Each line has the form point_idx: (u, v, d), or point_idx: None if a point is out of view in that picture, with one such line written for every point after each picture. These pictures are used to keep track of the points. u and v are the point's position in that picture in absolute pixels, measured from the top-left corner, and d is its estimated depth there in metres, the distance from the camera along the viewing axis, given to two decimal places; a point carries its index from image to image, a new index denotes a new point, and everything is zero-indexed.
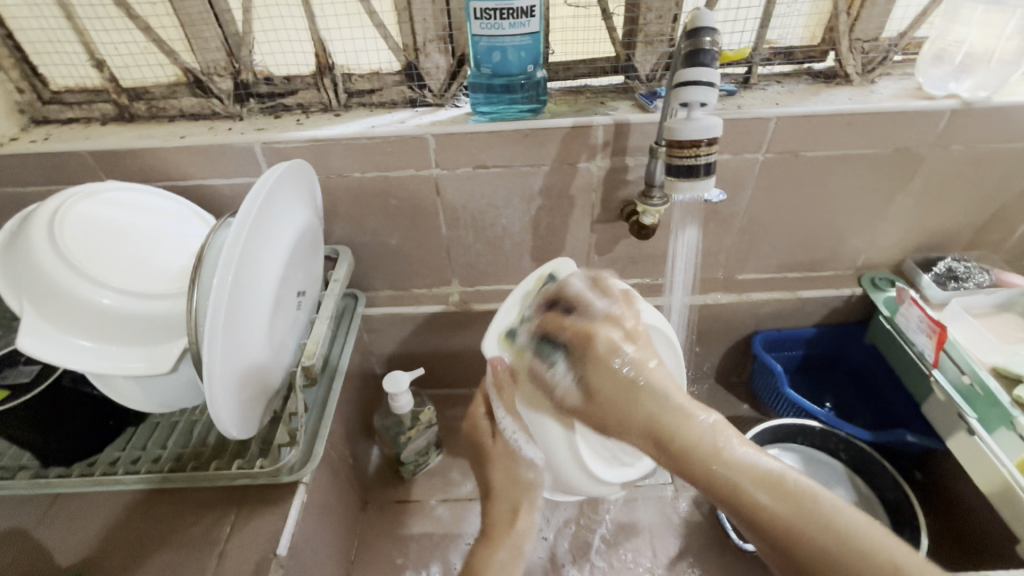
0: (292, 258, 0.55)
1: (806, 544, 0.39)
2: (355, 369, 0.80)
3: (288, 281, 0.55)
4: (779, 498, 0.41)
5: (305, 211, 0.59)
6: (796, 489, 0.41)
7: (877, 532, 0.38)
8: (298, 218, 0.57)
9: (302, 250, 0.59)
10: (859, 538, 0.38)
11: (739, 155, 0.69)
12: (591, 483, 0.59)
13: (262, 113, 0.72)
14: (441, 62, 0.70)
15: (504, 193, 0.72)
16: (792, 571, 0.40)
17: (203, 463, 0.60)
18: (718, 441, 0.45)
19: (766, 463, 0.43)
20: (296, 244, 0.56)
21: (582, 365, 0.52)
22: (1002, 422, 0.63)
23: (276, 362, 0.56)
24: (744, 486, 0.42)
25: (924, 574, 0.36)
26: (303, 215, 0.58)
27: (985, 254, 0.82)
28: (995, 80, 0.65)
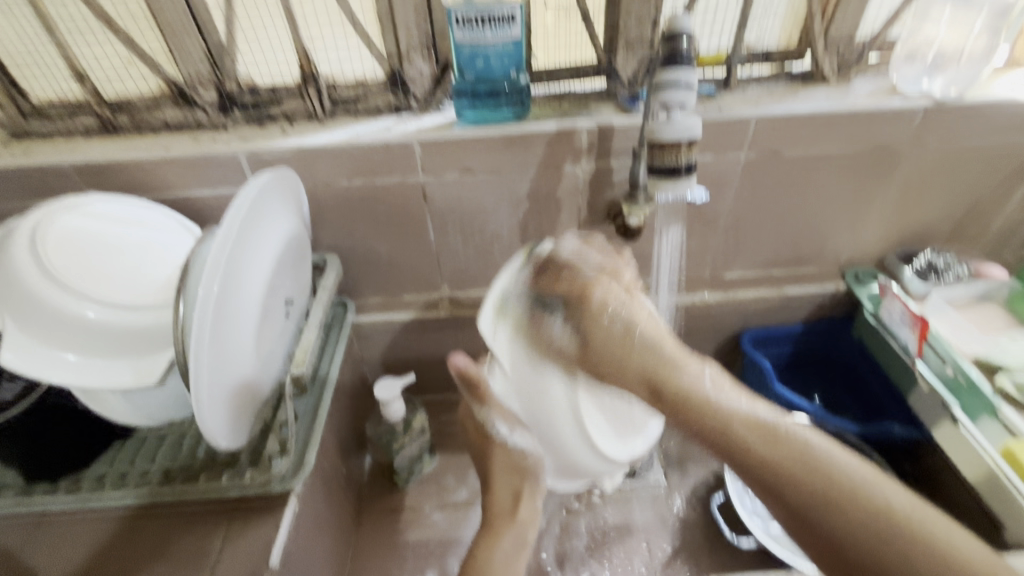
0: (278, 266, 0.56)
1: (810, 485, 0.39)
2: (346, 378, 0.79)
3: (275, 290, 0.56)
4: (769, 443, 0.42)
5: (290, 221, 0.59)
6: (784, 435, 0.42)
7: (866, 475, 0.39)
8: (282, 225, 0.57)
9: (289, 257, 0.58)
10: (867, 488, 0.38)
11: (721, 155, 0.70)
12: (600, 464, 0.57)
13: (247, 123, 0.72)
14: (425, 69, 0.71)
15: (491, 197, 0.73)
16: (785, 514, 0.41)
17: (192, 476, 0.59)
18: (709, 391, 0.46)
19: (760, 413, 0.44)
20: (282, 251, 0.56)
21: (579, 323, 0.52)
22: (985, 411, 0.65)
23: (265, 371, 0.55)
24: (737, 431, 0.43)
25: (911, 515, 0.37)
26: (288, 223, 0.58)
27: (964, 247, 0.83)
28: (965, 78, 0.67)
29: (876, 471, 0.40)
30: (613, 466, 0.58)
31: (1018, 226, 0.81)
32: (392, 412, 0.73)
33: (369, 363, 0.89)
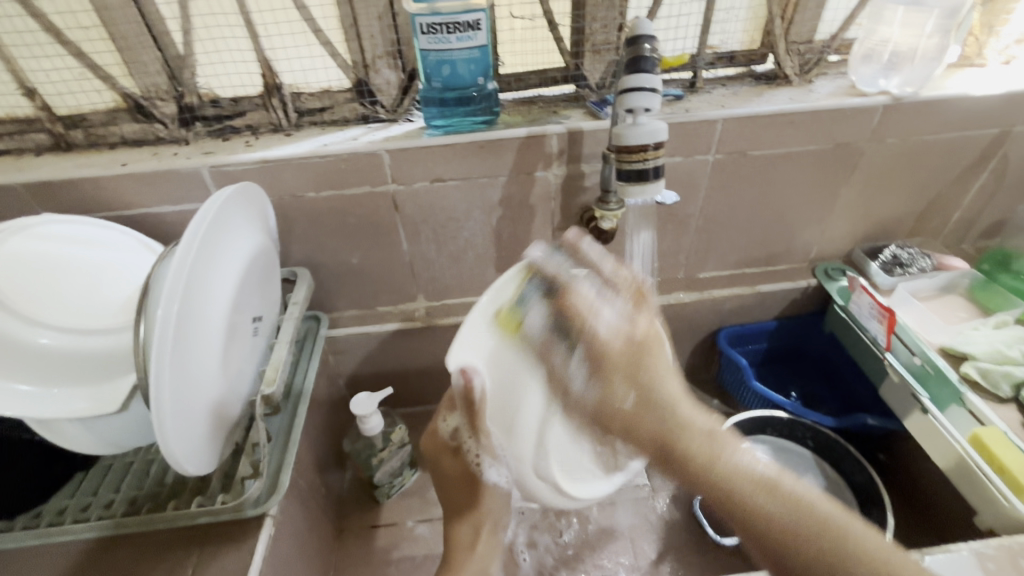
0: (244, 283, 0.54)
1: (810, 542, 0.42)
2: (322, 393, 0.78)
3: (242, 308, 0.54)
4: (795, 514, 0.43)
5: (256, 236, 0.57)
6: (816, 516, 0.42)
7: (881, 543, 0.42)
8: (248, 240, 0.55)
9: (255, 273, 0.57)
10: (885, 562, 0.40)
11: (690, 157, 0.70)
12: (558, 499, 0.57)
13: (210, 136, 0.70)
14: (392, 77, 0.70)
15: (464, 205, 0.72)
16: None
17: (160, 504, 0.57)
18: (714, 449, 0.46)
19: (763, 467, 0.46)
20: (248, 267, 0.55)
21: (595, 377, 0.50)
22: (953, 399, 0.66)
23: (234, 393, 0.54)
24: (758, 502, 0.43)
25: None
26: (253, 237, 0.57)
27: (927, 240, 0.86)
28: (920, 77, 0.69)
29: (885, 543, 0.42)
30: (569, 502, 0.58)
31: (976, 217, 0.84)
32: (370, 426, 0.72)
33: (346, 377, 0.87)
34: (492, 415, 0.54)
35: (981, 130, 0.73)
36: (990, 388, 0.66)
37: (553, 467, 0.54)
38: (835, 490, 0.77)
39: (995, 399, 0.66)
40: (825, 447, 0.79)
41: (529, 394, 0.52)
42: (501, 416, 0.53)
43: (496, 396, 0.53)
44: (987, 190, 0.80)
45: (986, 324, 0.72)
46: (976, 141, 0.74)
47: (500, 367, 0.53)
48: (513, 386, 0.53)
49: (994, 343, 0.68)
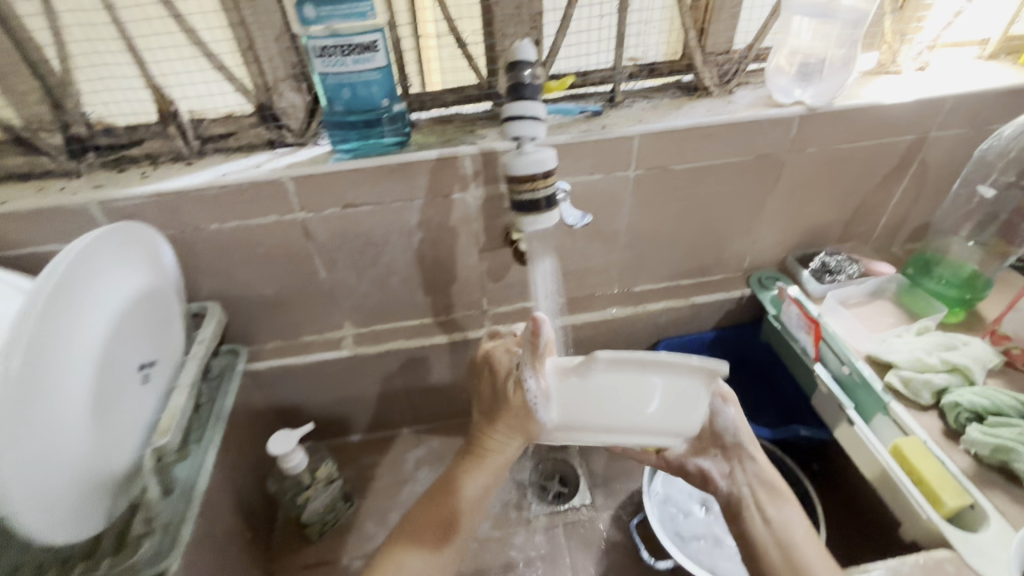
0: (121, 331, 0.51)
1: None
2: (243, 431, 0.74)
3: (121, 357, 0.51)
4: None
5: (142, 277, 0.54)
6: None
7: None
8: (128, 284, 0.52)
9: (140, 317, 0.54)
10: None
11: (611, 174, 0.69)
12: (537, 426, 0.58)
13: (104, 167, 0.65)
14: (297, 101, 0.67)
15: (381, 231, 0.70)
16: None
17: (46, 570, 0.53)
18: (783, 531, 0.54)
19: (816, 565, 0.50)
20: (127, 311, 0.52)
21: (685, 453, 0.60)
22: (878, 408, 0.66)
23: (111, 449, 0.50)
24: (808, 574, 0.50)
25: None
26: (137, 279, 0.54)
27: (856, 245, 0.86)
28: (832, 88, 0.69)
29: None
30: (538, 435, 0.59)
31: (902, 221, 0.85)
32: (292, 464, 0.70)
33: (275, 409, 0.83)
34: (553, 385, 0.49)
35: (899, 136, 0.73)
36: (911, 396, 0.65)
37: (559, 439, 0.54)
38: None
39: (916, 407, 0.65)
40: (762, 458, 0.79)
41: (602, 423, 0.47)
42: (577, 415, 0.49)
43: (599, 404, 0.47)
44: (910, 194, 0.81)
45: (908, 331, 0.72)
46: (895, 147, 0.75)
47: (620, 405, 0.46)
48: (596, 408, 0.47)
49: (915, 350, 0.67)
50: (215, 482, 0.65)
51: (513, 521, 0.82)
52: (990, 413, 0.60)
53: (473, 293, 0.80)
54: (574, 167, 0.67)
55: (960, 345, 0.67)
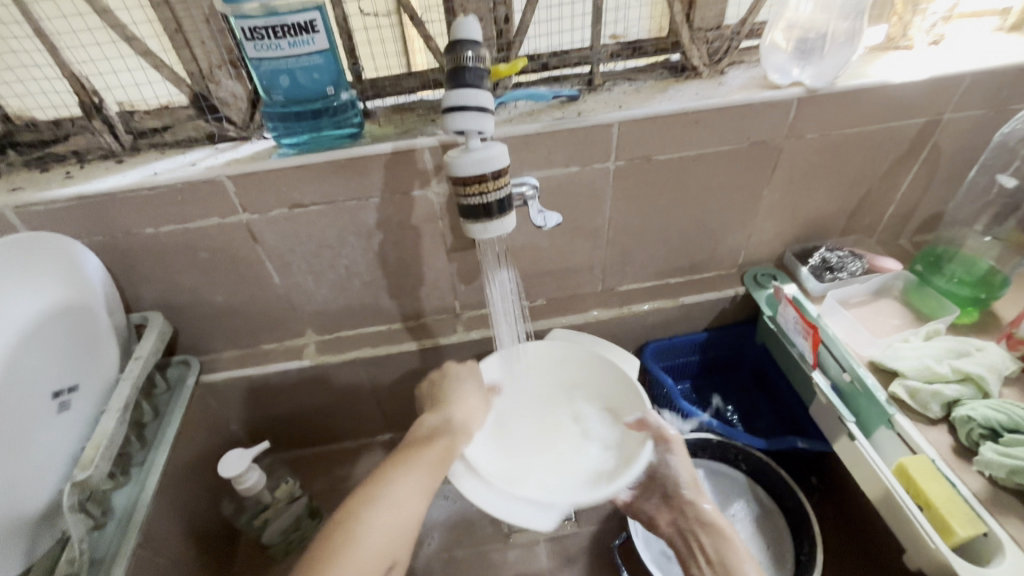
0: (12, 359, 0.46)
1: None
2: (196, 449, 0.69)
3: (18, 388, 0.46)
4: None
5: (43, 295, 0.49)
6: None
7: None
8: (20, 306, 0.47)
9: (44, 340, 0.49)
10: None
11: (588, 166, 0.63)
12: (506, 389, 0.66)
13: (27, 167, 0.59)
14: (238, 89, 0.60)
15: (336, 232, 0.63)
16: None
17: None
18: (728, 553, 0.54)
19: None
20: (21, 335, 0.47)
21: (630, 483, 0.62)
22: (881, 421, 0.61)
23: (22, 486, 0.45)
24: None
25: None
26: (41, 298, 0.49)
27: (861, 238, 0.80)
28: (834, 67, 0.61)
29: None
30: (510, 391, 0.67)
31: (911, 212, 0.78)
32: (247, 484, 0.65)
33: (237, 421, 0.78)
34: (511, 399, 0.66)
35: (908, 119, 0.66)
36: (919, 409, 0.59)
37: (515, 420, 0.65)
38: (768, 520, 0.71)
39: (925, 420, 0.59)
40: (757, 470, 0.74)
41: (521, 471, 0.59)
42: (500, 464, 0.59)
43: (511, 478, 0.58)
44: (920, 182, 0.74)
45: (915, 335, 0.65)
46: (904, 132, 0.67)
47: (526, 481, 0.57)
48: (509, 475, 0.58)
49: (923, 358, 0.61)
50: (161, 509, 0.60)
51: (490, 536, 0.77)
52: (1008, 429, 0.53)
53: (444, 296, 0.74)
54: (546, 159, 0.61)
55: (973, 351, 0.60)
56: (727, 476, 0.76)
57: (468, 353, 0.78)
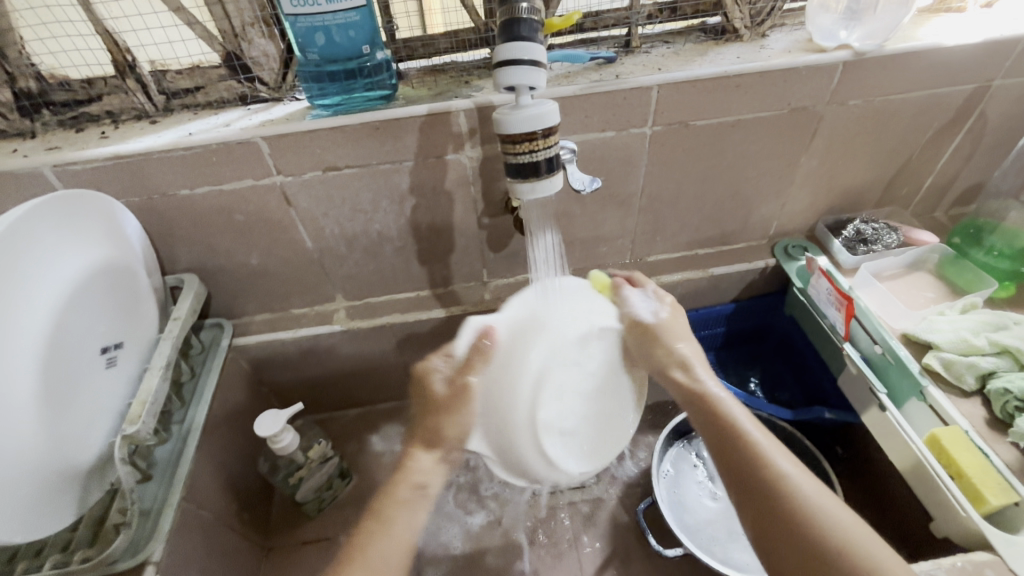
0: (64, 317, 0.47)
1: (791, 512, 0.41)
2: (231, 411, 0.70)
3: (70, 346, 0.47)
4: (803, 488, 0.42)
5: (86, 256, 0.50)
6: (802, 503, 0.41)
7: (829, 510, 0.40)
8: (75, 262, 0.49)
9: (94, 298, 0.51)
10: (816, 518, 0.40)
11: (625, 131, 0.61)
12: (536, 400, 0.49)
13: (62, 127, 0.59)
14: (270, 49, 0.59)
15: (369, 195, 0.63)
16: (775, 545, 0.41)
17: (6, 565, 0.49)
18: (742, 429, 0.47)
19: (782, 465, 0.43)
20: (78, 291, 0.49)
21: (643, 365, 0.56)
22: (912, 393, 0.61)
23: (74, 439, 0.47)
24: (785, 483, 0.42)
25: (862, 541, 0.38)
26: (87, 256, 0.50)
27: (896, 211, 0.78)
28: (885, 28, 0.58)
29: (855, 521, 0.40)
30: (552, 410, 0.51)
31: (950, 183, 0.76)
32: (282, 444, 0.66)
33: (267, 384, 0.79)
34: (541, 388, 0.49)
35: (957, 85, 0.64)
36: (952, 380, 0.59)
37: (535, 386, 0.49)
38: None
39: (958, 392, 0.59)
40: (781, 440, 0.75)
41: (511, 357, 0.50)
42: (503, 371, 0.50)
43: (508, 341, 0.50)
44: (962, 152, 0.72)
45: (951, 308, 0.64)
46: (951, 99, 0.65)
47: (505, 354, 0.50)
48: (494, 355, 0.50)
49: (959, 330, 0.60)
50: (202, 465, 0.62)
51: (517, 499, 0.78)
52: None
53: (473, 263, 0.74)
54: (583, 123, 0.60)
55: (1011, 324, 0.59)
56: None
57: None
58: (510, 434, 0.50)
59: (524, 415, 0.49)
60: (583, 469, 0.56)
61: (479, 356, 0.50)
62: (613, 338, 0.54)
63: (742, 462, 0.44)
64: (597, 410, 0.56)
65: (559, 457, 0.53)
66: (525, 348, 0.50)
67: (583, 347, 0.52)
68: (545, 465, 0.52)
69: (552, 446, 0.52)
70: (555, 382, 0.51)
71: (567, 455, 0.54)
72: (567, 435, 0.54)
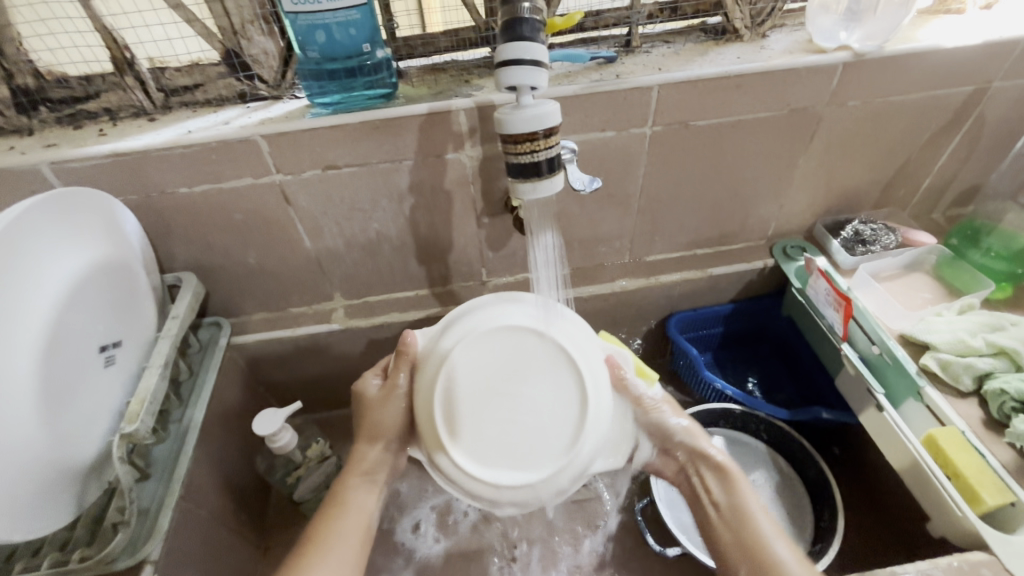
0: (63, 315, 0.47)
1: None
2: (229, 410, 0.70)
3: (69, 344, 0.47)
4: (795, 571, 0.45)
5: (84, 254, 0.50)
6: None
7: None
8: (74, 260, 0.49)
9: (93, 296, 0.51)
10: None
11: (625, 131, 0.61)
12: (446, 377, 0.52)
13: (59, 124, 0.59)
14: (270, 46, 0.59)
15: (368, 195, 0.63)
16: None
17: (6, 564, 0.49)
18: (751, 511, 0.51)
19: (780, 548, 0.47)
20: (78, 289, 0.49)
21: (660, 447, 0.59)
22: (910, 393, 0.61)
23: (74, 438, 0.47)
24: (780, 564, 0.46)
25: None
26: (87, 254, 0.50)
27: (894, 212, 0.78)
28: (885, 29, 0.59)
29: None
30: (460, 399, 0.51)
31: (948, 184, 0.76)
32: (280, 443, 0.66)
33: (265, 382, 0.79)
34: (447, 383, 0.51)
35: (956, 87, 0.64)
36: (949, 380, 0.59)
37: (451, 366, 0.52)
38: (786, 486, 0.73)
39: (954, 393, 0.59)
40: (779, 441, 0.75)
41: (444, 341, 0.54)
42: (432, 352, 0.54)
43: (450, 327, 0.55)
44: (961, 153, 0.72)
45: (949, 309, 0.65)
46: (949, 101, 0.65)
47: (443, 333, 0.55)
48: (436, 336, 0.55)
49: (957, 331, 0.60)
50: (199, 465, 0.62)
51: None
52: None
53: (472, 263, 0.74)
54: (583, 122, 0.60)
55: (1008, 325, 0.60)
56: (747, 444, 0.77)
57: None
58: (419, 429, 0.54)
59: (427, 413, 0.52)
60: (507, 492, 0.51)
61: (402, 356, 0.56)
62: (546, 350, 0.52)
63: (741, 542, 0.49)
64: (526, 426, 0.52)
65: (467, 465, 0.51)
66: (457, 331, 0.53)
67: (506, 351, 0.52)
68: (454, 468, 0.51)
69: (464, 451, 0.51)
70: (465, 382, 0.52)
71: (484, 469, 0.52)
72: (482, 445, 0.51)
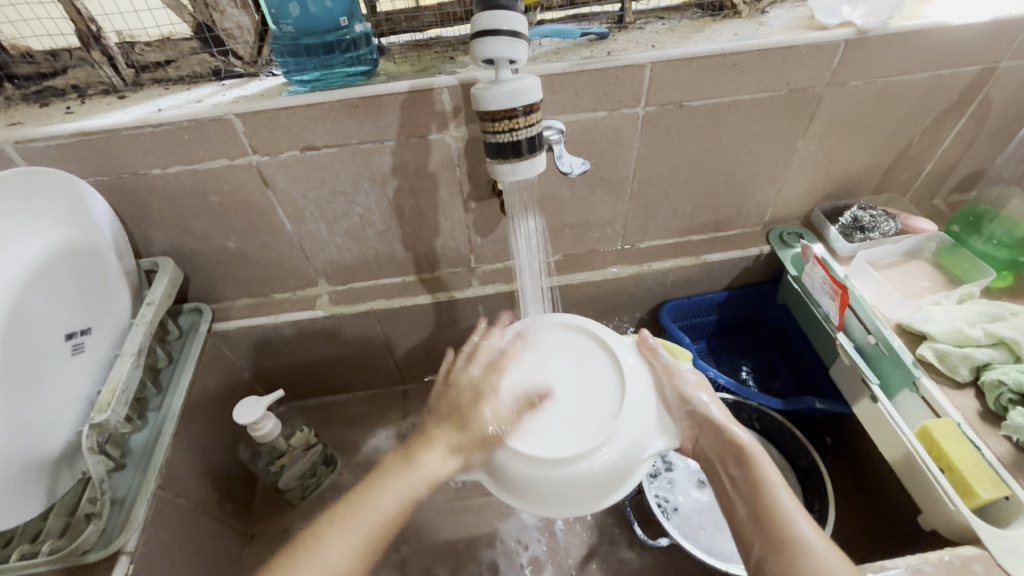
0: (20, 303, 0.45)
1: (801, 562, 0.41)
2: (210, 399, 0.69)
3: (28, 333, 0.45)
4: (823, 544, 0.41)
5: (43, 239, 0.48)
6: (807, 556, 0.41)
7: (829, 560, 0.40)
8: (33, 244, 0.47)
9: (57, 282, 0.49)
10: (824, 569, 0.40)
11: (615, 112, 0.59)
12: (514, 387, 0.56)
13: (25, 101, 0.56)
14: (244, 20, 0.56)
15: (349, 177, 0.61)
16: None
17: None
18: (772, 482, 0.47)
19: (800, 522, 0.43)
20: (39, 274, 0.47)
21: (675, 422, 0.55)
22: (905, 384, 0.59)
23: (38, 428, 0.45)
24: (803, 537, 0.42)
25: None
26: (50, 237, 0.48)
27: (895, 197, 0.76)
28: (889, 7, 0.56)
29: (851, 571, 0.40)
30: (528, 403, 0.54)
31: (951, 169, 0.74)
32: (263, 431, 0.65)
33: (249, 370, 0.78)
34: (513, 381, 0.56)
35: (962, 67, 0.62)
36: (947, 371, 0.57)
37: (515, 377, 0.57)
38: None
39: (952, 384, 0.57)
40: (772, 431, 0.73)
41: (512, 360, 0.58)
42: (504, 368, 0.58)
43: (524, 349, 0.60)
44: (966, 137, 0.70)
45: (948, 298, 0.63)
46: (956, 81, 0.63)
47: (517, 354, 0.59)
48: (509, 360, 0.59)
49: (956, 321, 0.58)
50: (183, 454, 0.61)
51: None
52: None
53: (460, 248, 0.72)
54: (573, 102, 0.57)
55: (1008, 315, 0.58)
56: None
57: (483, 307, 0.77)
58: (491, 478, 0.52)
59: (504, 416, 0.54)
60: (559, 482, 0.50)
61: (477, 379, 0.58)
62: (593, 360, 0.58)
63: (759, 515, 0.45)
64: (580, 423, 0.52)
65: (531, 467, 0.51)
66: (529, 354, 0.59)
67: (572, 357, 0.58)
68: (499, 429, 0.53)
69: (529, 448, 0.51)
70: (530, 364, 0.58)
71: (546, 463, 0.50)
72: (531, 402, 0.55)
